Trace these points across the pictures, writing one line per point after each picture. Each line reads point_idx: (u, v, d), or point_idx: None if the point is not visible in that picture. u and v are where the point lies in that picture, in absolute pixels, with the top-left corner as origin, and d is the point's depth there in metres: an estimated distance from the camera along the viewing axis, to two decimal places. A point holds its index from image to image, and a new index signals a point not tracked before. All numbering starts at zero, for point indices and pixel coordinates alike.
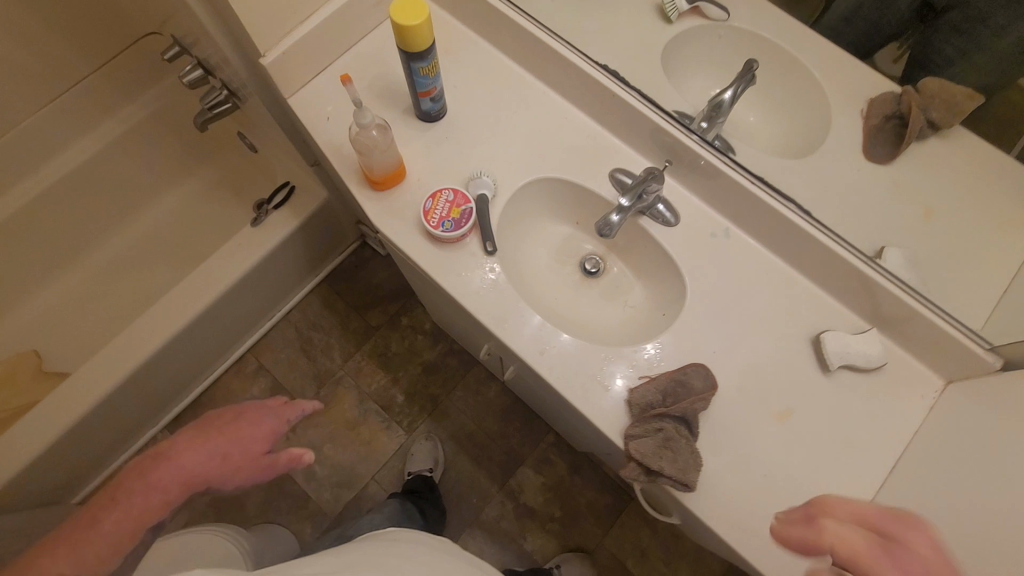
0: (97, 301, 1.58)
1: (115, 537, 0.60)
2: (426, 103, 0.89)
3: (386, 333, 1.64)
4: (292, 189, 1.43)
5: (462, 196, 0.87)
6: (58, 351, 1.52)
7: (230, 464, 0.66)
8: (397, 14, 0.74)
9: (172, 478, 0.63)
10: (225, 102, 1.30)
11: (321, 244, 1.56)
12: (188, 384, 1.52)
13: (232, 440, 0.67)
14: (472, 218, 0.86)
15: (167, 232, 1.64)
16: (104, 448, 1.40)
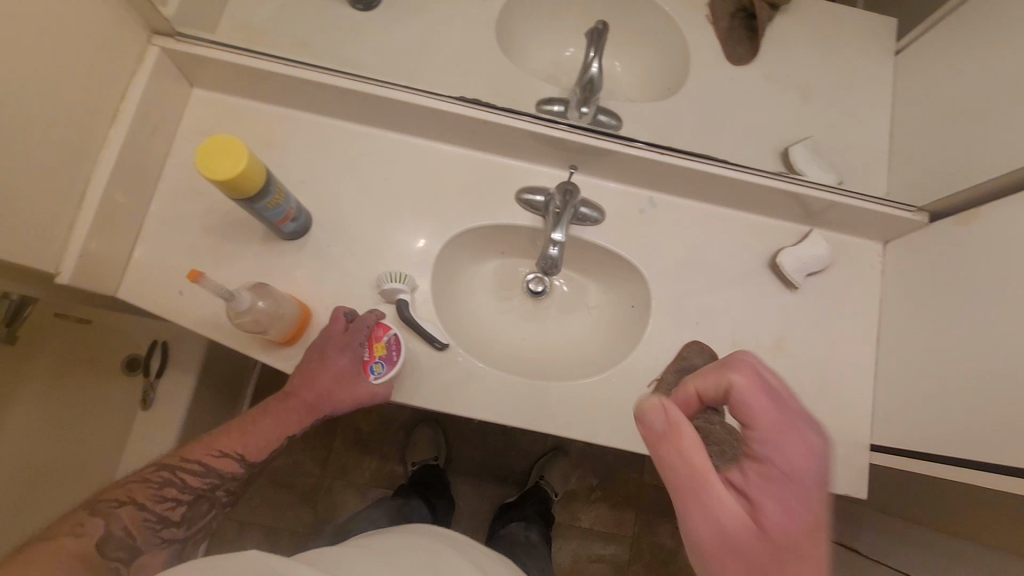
0: None
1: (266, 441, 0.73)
2: (288, 226, 0.74)
3: (350, 418, 1.51)
4: (167, 347, 1.20)
5: (380, 325, 0.74)
6: None
7: (344, 391, 0.73)
8: (213, 170, 0.57)
9: (293, 408, 0.73)
10: (23, 304, 1.01)
11: (232, 376, 1.36)
12: None
13: (341, 376, 0.72)
14: (400, 345, 0.74)
15: None
16: None
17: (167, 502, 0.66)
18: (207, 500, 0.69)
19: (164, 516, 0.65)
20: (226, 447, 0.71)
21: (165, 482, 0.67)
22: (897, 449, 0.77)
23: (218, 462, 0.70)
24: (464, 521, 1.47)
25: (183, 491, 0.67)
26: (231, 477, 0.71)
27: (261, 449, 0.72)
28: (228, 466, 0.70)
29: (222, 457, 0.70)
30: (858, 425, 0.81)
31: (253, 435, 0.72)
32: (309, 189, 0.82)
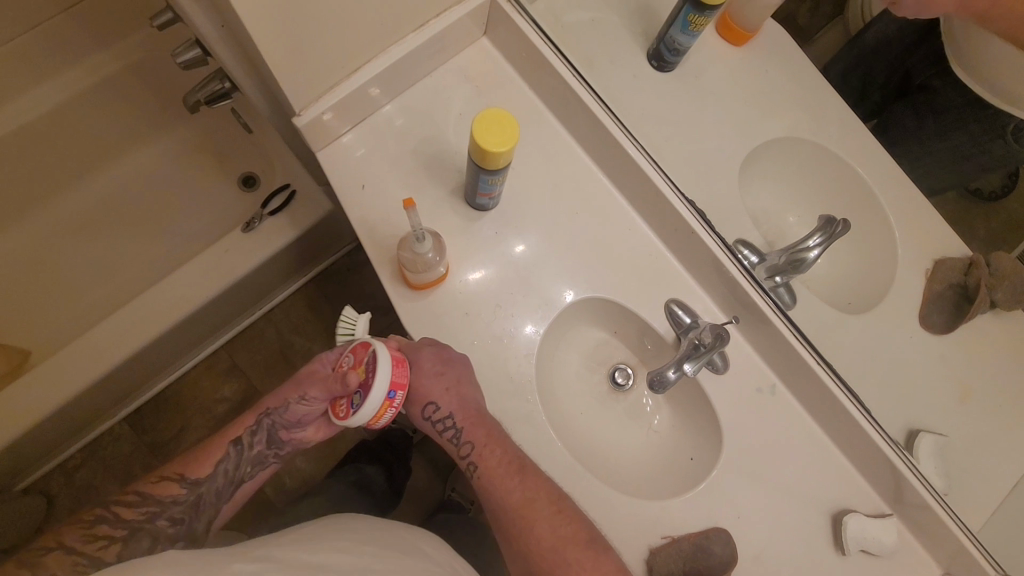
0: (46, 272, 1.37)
1: (212, 454, 0.74)
2: (482, 200, 0.78)
3: None
4: (293, 197, 1.26)
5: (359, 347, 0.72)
6: None
7: (293, 386, 0.78)
8: (482, 134, 0.62)
9: (251, 414, 0.78)
10: (224, 95, 1.09)
11: (315, 249, 1.43)
12: (155, 378, 1.40)
13: (296, 378, 0.78)
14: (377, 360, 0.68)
15: (130, 200, 1.41)
16: (54, 443, 1.31)
17: (97, 540, 0.61)
18: (147, 531, 0.64)
19: (94, 552, 0.59)
20: (163, 473, 0.70)
21: (94, 522, 0.62)
22: None
23: (159, 489, 0.68)
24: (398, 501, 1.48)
25: (113, 527, 0.63)
26: (175, 499, 0.68)
27: (199, 463, 0.72)
28: (171, 489, 0.68)
29: (166, 481, 0.69)
30: None
31: (190, 458, 0.73)
32: (513, 177, 0.86)
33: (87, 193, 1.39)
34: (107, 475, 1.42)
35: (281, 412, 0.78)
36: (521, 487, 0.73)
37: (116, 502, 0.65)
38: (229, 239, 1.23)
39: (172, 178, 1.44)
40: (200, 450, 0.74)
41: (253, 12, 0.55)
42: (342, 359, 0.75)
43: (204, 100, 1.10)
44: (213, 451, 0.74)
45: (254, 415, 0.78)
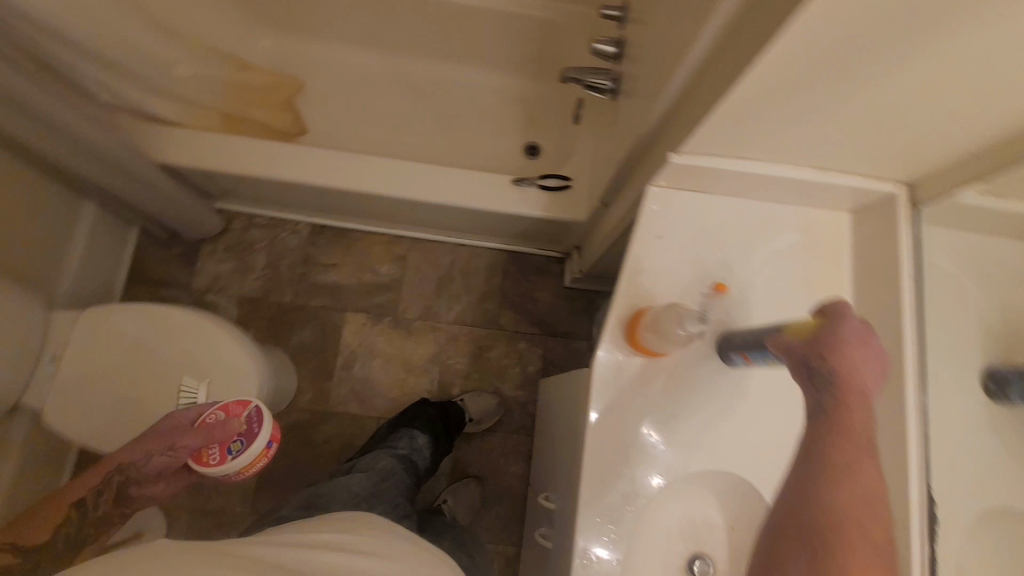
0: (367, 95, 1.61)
1: (87, 486, 0.97)
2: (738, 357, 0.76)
3: (499, 339, 1.59)
4: (565, 190, 1.35)
5: (231, 407, 1.04)
6: (312, 99, 1.60)
7: (154, 441, 1.00)
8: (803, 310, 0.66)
9: (109, 466, 0.99)
10: (601, 88, 1.20)
11: (536, 234, 1.51)
12: (354, 217, 1.58)
13: (159, 432, 1.01)
14: (259, 413, 1.02)
15: (456, 97, 1.62)
16: (266, 198, 1.52)
17: None
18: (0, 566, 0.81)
19: None
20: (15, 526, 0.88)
21: None
22: None
23: (24, 535, 0.87)
24: None
25: None
26: (30, 543, 0.87)
27: (63, 507, 0.93)
28: (23, 538, 0.87)
29: (13, 540, 0.89)
30: None
31: (43, 508, 0.92)
32: None
33: (437, 70, 1.63)
34: (265, 247, 1.61)
35: (140, 463, 1.00)
36: (875, 552, 0.57)
37: None
38: (498, 181, 1.34)
39: (493, 105, 1.62)
40: (64, 493, 0.95)
41: (758, 75, 0.59)
42: (205, 415, 1.03)
43: (583, 78, 1.21)
44: (75, 496, 0.95)
45: (109, 467, 0.99)
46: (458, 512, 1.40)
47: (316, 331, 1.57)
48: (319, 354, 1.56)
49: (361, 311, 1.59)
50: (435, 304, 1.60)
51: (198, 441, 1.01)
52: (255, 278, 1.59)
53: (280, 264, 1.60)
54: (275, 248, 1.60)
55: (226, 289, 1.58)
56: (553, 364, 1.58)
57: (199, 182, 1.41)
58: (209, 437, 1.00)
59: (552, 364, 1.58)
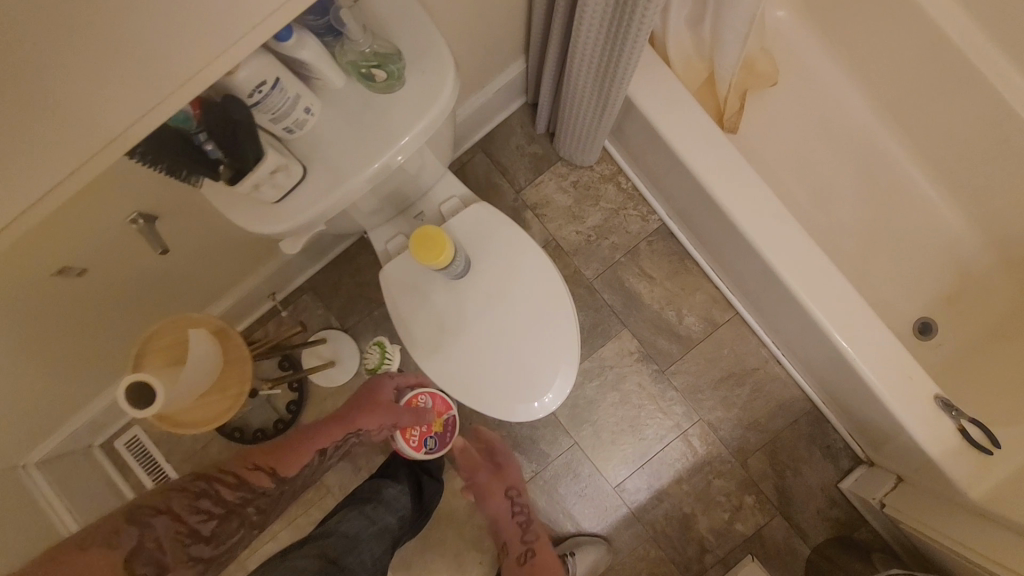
0: (823, 157, 1.36)
1: (320, 438, 0.97)
2: None
3: (735, 476, 1.36)
4: (982, 452, 1.03)
5: (438, 400, 1.29)
6: (768, 116, 1.37)
7: (381, 412, 1.09)
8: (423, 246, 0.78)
9: (345, 421, 1.03)
10: None
11: (878, 434, 1.22)
12: (709, 256, 1.35)
13: (386, 405, 1.11)
14: (450, 423, 1.28)
15: (899, 227, 1.35)
16: (657, 177, 1.32)
17: (198, 514, 0.72)
18: (237, 517, 0.77)
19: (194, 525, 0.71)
20: (273, 463, 0.86)
21: (201, 496, 0.73)
22: None
23: (257, 480, 0.81)
24: (555, 486, 1.39)
25: (216, 504, 0.75)
26: (260, 490, 0.82)
27: (315, 445, 0.95)
28: (261, 482, 0.82)
29: (240, 490, 0.79)
30: None
31: (314, 439, 0.96)
32: None
33: (907, 184, 1.35)
34: (605, 211, 1.41)
35: (363, 434, 1.07)
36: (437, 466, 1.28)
37: (219, 481, 0.77)
38: (924, 383, 1.07)
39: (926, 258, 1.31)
40: (309, 440, 0.95)
41: None
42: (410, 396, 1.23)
43: None
44: (321, 436, 0.97)
45: (353, 426, 1.04)
46: None
47: (584, 322, 1.41)
48: None
49: (637, 339, 1.40)
50: (706, 393, 1.38)
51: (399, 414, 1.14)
52: (574, 230, 1.41)
53: (607, 236, 1.40)
54: (613, 220, 1.41)
55: (544, 218, 1.41)
56: (762, 545, 1.34)
57: (627, 119, 1.23)
58: (418, 419, 1.21)
59: (761, 541, 1.34)
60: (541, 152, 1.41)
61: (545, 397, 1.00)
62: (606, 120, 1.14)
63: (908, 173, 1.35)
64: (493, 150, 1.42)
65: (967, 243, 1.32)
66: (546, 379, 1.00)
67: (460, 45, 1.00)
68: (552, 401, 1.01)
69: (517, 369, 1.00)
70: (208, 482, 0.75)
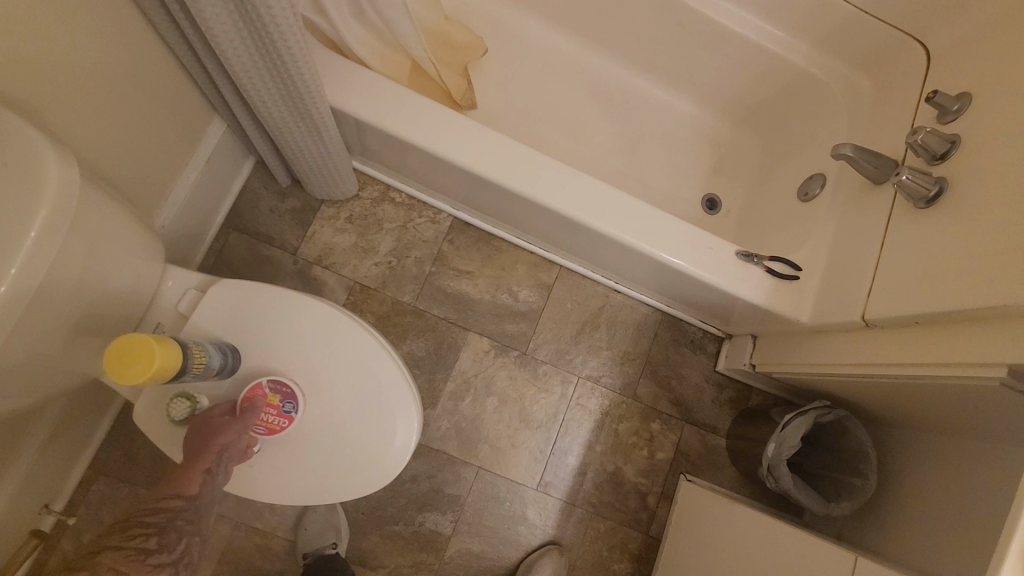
0: (558, 96, 1.43)
1: (198, 463, 0.74)
2: None
3: (633, 413, 1.35)
4: (790, 279, 1.12)
5: (258, 390, 0.82)
6: (495, 81, 1.40)
7: (222, 428, 0.77)
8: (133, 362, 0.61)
9: (198, 455, 0.75)
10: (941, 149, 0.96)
11: (718, 309, 1.28)
12: (508, 228, 1.34)
13: (218, 428, 0.77)
14: (283, 388, 0.82)
15: (647, 129, 1.46)
16: (419, 177, 1.26)
17: (134, 543, 0.67)
18: (172, 530, 0.70)
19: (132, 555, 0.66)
20: (176, 490, 0.72)
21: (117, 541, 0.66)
22: None
23: (166, 504, 0.71)
24: (482, 523, 1.26)
25: (141, 534, 0.67)
26: (178, 508, 0.71)
27: (193, 479, 0.73)
28: (173, 501, 0.72)
29: (169, 506, 0.71)
30: None
31: (185, 473, 0.74)
32: None
33: (635, 90, 1.46)
34: (393, 231, 1.32)
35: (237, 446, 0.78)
36: None
37: (136, 519, 0.69)
38: (722, 246, 1.14)
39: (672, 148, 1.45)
40: (185, 471, 0.74)
41: None
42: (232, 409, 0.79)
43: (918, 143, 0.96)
44: (196, 466, 0.74)
45: (218, 445, 0.76)
46: None
47: (428, 346, 1.31)
48: (426, 374, 1.30)
49: (485, 336, 1.33)
50: (572, 352, 1.36)
51: (214, 446, 0.76)
52: (371, 265, 1.30)
53: (407, 255, 1.32)
54: (405, 236, 1.33)
55: (336, 267, 1.29)
56: (686, 459, 1.35)
57: (358, 136, 1.16)
58: (238, 431, 0.78)
59: (684, 457, 1.35)
60: (299, 204, 1.29)
61: (396, 441, 0.87)
62: (331, 141, 1.06)
63: (630, 84, 1.46)
64: (246, 224, 1.26)
65: (701, 121, 1.47)
66: (387, 422, 0.86)
67: (113, 127, 0.84)
68: (406, 442, 0.87)
69: (350, 437, 0.85)
70: (128, 521, 0.69)
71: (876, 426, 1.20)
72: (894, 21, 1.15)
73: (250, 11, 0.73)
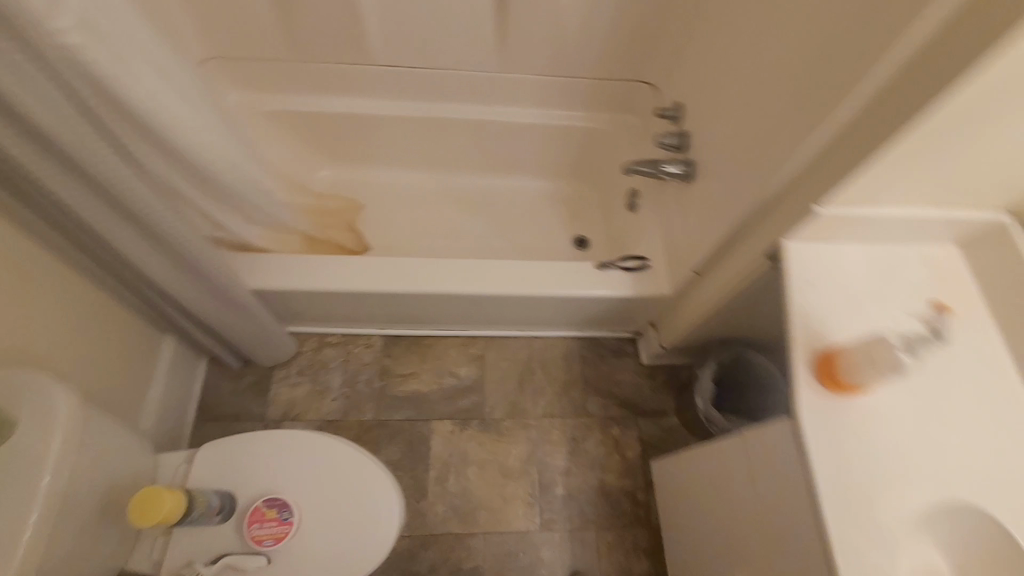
0: (430, 214, 1.78)
1: None
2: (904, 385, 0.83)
3: (592, 428, 1.54)
4: (644, 269, 1.41)
5: (257, 513, 0.99)
6: (378, 223, 1.75)
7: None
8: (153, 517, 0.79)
9: None
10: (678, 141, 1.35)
11: (614, 315, 1.55)
12: (431, 325, 1.60)
13: None
14: (278, 501, 1.00)
15: (507, 209, 1.82)
16: (341, 315, 1.52)
17: None
18: None
19: None
20: None
21: None
22: None
23: None
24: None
25: None
26: None
27: None
28: None
29: None
30: None
31: None
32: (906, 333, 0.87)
33: (486, 187, 1.84)
34: (339, 367, 1.56)
35: None
36: None
37: None
38: (582, 266, 1.44)
39: (532, 215, 1.82)
40: None
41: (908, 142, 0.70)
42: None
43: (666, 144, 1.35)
44: None
45: None
46: None
47: (401, 449, 1.48)
48: (407, 471, 1.46)
49: (444, 418, 1.53)
50: (523, 399, 1.58)
51: None
52: (330, 400, 1.51)
53: (357, 381, 1.54)
54: (350, 367, 1.56)
55: (300, 415, 1.49)
56: (653, 446, 1.53)
57: (281, 304, 1.43)
58: None
59: (650, 446, 1.53)
60: (255, 377, 1.50)
61: (384, 516, 1.03)
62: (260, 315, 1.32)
63: (481, 185, 1.85)
64: (214, 412, 1.46)
65: (545, 190, 1.86)
66: (371, 504, 1.04)
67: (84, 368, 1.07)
68: (392, 514, 1.04)
69: (346, 527, 1.02)
70: None
71: (770, 349, 1.45)
72: (626, 75, 1.60)
73: (169, 246, 1.02)
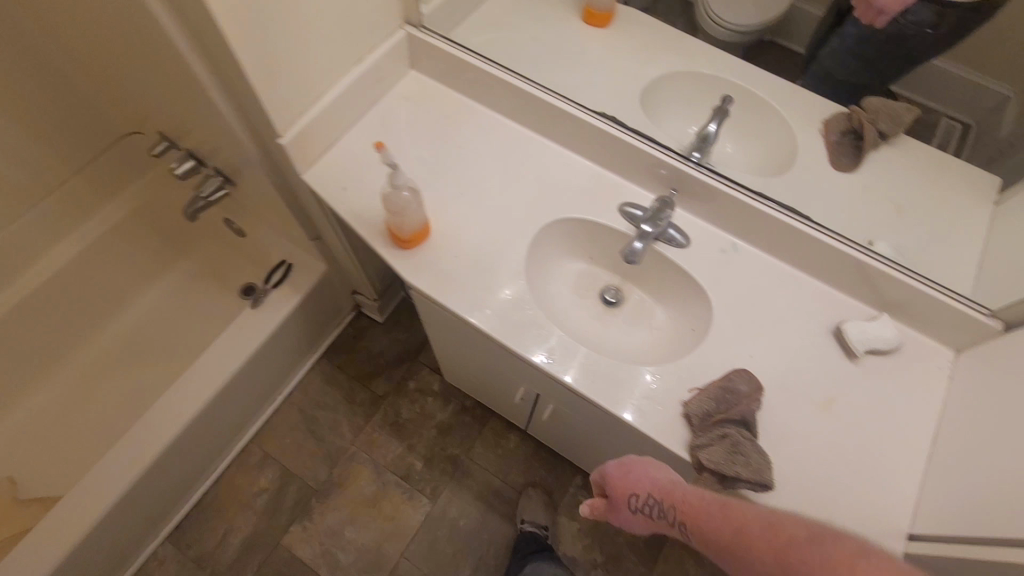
0: (86, 410, 1.48)
1: None
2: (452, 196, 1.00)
3: (395, 401, 1.62)
4: (290, 268, 1.44)
5: None
6: (39, 474, 1.39)
7: None
8: None
9: None
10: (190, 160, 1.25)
11: (318, 317, 1.56)
12: (194, 483, 1.44)
13: None
14: None
15: (154, 332, 1.59)
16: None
17: None
18: None
19: None
20: None
21: None
22: (930, 545, 0.73)
23: None
24: (447, 556, 1.43)
25: None
26: None
27: None
28: None
29: None
30: (894, 515, 0.78)
31: None
32: (427, 163, 1.03)
33: (112, 335, 1.58)
34: None
35: None
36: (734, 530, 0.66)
37: None
38: (243, 316, 1.38)
39: (179, 313, 1.62)
40: None
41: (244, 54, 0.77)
42: None
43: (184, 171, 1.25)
44: None
45: None
46: (540, 513, 1.46)
47: None
48: None
49: (289, 526, 1.46)
50: (330, 441, 1.56)
51: None
52: None
53: None
54: None
55: None
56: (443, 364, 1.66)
57: None
58: None
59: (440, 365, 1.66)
60: None
61: None
62: None
63: (97, 340, 1.56)
64: None
65: (160, 283, 1.64)
66: None
67: None
68: None
69: None
70: None
71: None
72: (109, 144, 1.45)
73: None
